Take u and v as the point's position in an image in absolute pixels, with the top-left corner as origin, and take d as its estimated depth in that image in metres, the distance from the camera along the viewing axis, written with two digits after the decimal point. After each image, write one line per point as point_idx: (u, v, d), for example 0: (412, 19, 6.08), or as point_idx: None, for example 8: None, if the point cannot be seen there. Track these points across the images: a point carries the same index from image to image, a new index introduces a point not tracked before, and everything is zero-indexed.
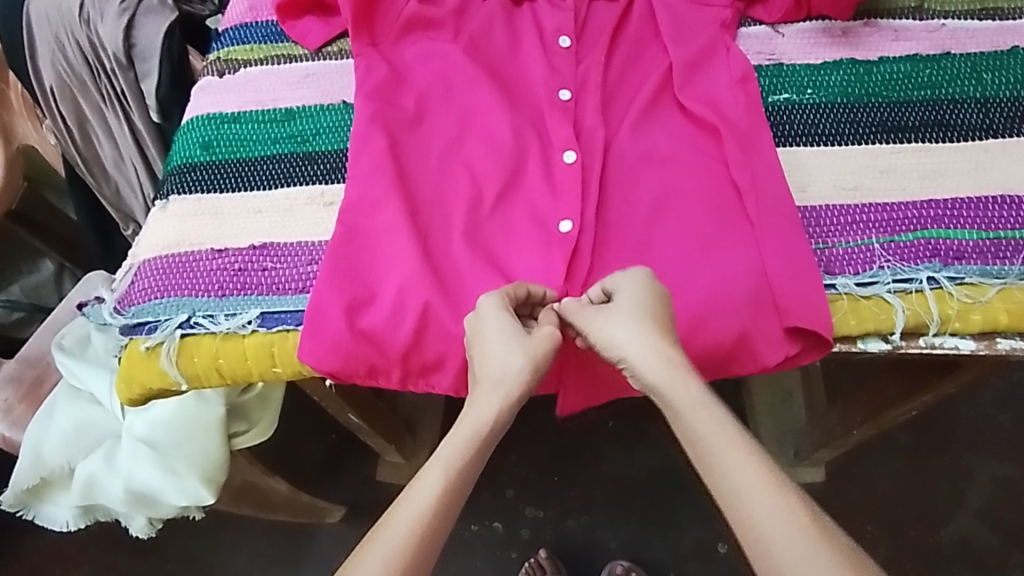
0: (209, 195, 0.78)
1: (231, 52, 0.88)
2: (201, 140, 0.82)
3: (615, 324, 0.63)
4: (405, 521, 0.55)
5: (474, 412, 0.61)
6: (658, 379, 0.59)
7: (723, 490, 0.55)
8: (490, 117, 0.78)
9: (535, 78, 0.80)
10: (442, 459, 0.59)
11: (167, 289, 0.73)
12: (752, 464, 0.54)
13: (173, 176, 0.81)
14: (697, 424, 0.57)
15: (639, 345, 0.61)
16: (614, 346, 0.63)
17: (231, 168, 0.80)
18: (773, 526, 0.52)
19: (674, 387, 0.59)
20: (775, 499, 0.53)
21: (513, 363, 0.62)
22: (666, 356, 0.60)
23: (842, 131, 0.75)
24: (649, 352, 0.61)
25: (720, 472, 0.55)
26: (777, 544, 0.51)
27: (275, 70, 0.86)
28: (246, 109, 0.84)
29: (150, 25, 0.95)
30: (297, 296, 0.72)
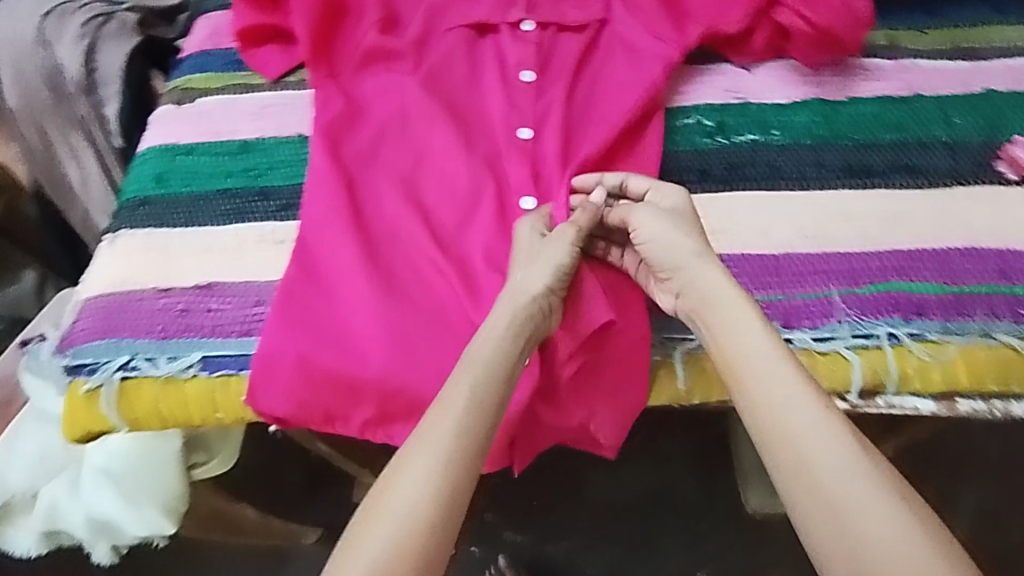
0: (158, 230, 0.77)
1: (189, 81, 0.87)
2: (154, 172, 0.80)
3: (701, 268, 0.64)
4: (427, 463, 0.56)
5: (475, 353, 0.62)
6: (710, 295, 0.63)
7: (771, 421, 0.57)
8: (447, 154, 0.76)
9: (493, 112, 0.78)
10: (453, 405, 0.59)
11: (109, 329, 0.71)
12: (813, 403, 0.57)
13: (124, 210, 0.79)
14: (757, 359, 0.60)
15: (706, 272, 0.64)
16: (665, 248, 0.66)
17: (183, 203, 0.78)
18: (818, 447, 0.55)
19: (734, 313, 0.62)
20: (832, 432, 0.56)
21: (538, 273, 0.66)
22: (731, 287, 0.64)
23: (807, 174, 0.73)
24: (710, 274, 0.64)
25: (781, 408, 0.57)
26: (823, 465, 0.54)
27: (234, 100, 0.85)
28: (200, 140, 0.82)
29: (112, 50, 0.94)
30: (241, 339, 0.70)
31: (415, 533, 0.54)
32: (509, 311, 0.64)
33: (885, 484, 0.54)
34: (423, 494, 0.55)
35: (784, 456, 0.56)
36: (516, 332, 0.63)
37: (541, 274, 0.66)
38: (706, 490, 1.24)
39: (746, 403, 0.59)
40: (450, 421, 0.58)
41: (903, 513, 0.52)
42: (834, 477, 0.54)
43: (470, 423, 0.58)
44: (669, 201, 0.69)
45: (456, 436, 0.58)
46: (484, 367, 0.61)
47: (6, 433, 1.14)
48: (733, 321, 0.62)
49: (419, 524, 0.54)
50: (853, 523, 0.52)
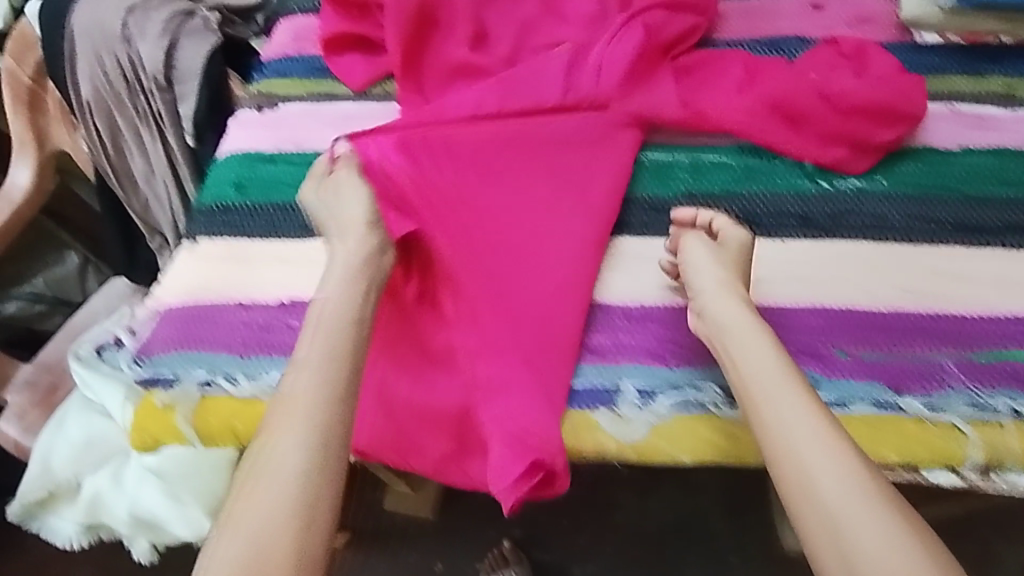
0: (238, 239, 0.75)
1: (272, 85, 0.86)
2: (234, 178, 0.79)
3: (723, 292, 0.63)
4: (289, 436, 0.56)
5: (329, 320, 0.61)
6: (730, 325, 0.61)
7: (780, 444, 0.54)
8: (536, 175, 0.72)
9: (580, 133, 0.74)
10: (304, 371, 0.59)
11: (188, 342, 0.70)
12: (813, 415, 0.55)
13: (203, 215, 0.78)
14: (766, 373, 0.57)
15: (728, 306, 0.62)
16: (702, 279, 0.64)
17: (263, 214, 0.77)
18: (820, 471, 0.52)
19: (751, 342, 0.59)
20: (830, 445, 0.53)
21: (353, 202, 0.68)
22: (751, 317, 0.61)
23: (915, 227, 0.70)
24: (728, 304, 0.62)
25: (783, 438, 0.54)
26: (823, 487, 0.52)
27: (316, 107, 0.83)
28: (282, 148, 0.81)
29: (191, 49, 0.92)
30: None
31: (284, 509, 0.53)
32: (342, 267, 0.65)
33: (871, 488, 0.52)
34: (295, 466, 0.55)
35: (791, 489, 0.53)
36: (364, 293, 0.63)
37: (351, 202, 0.68)
38: (743, 523, 1.13)
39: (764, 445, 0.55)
40: (299, 389, 0.57)
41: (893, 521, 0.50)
42: (833, 497, 0.51)
43: (329, 388, 0.58)
44: (731, 234, 0.67)
45: (310, 406, 0.57)
46: (331, 333, 0.60)
47: (54, 418, 1.14)
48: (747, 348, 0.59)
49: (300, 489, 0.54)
50: (846, 530, 0.50)
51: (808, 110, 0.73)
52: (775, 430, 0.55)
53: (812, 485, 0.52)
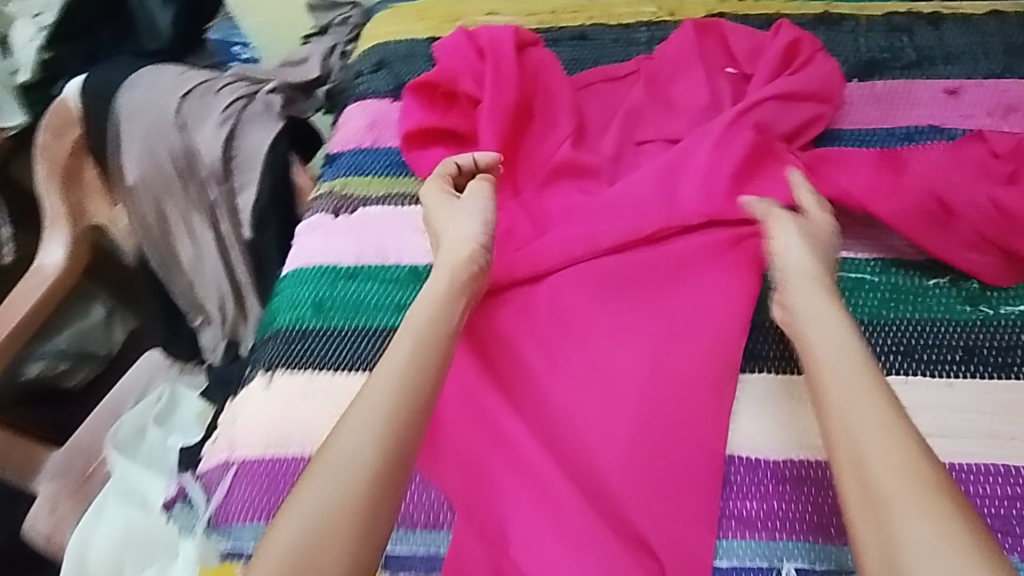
0: (322, 372, 0.67)
1: (348, 183, 0.77)
2: (312, 298, 0.71)
3: (799, 264, 0.60)
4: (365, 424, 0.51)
5: (416, 317, 0.58)
6: (806, 311, 0.57)
7: (839, 431, 0.50)
8: (658, 299, 0.65)
9: (704, 250, 0.66)
10: (390, 364, 0.55)
11: (268, 506, 0.61)
12: (882, 401, 0.50)
13: (277, 342, 0.70)
14: (840, 361, 0.53)
15: (806, 286, 0.58)
16: (788, 262, 0.60)
17: (347, 341, 0.68)
18: (879, 463, 0.47)
19: (818, 323, 0.55)
20: (884, 431, 0.49)
21: (468, 229, 0.64)
22: (830, 303, 0.57)
23: None
24: (808, 286, 0.58)
25: (844, 423, 0.50)
26: (883, 480, 0.47)
27: (399, 212, 0.75)
28: (364, 260, 0.73)
29: (255, 136, 0.85)
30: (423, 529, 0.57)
31: (344, 505, 0.48)
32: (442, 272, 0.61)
33: (940, 493, 0.46)
34: (367, 447, 0.50)
35: (849, 481, 0.48)
36: (456, 295, 0.60)
37: (470, 234, 0.63)
38: None
39: (827, 432, 0.51)
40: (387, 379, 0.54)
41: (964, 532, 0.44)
42: (894, 494, 0.46)
43: (413, 382, 0.54)
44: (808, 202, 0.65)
45: (391, 397, 0.53)
46: (422, 332, 0.57)
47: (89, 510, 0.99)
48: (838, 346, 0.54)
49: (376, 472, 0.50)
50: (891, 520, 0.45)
51: (971, 218, 0.66)
52: (838, 413, 0.51)
53: (871, 477, 0.47)
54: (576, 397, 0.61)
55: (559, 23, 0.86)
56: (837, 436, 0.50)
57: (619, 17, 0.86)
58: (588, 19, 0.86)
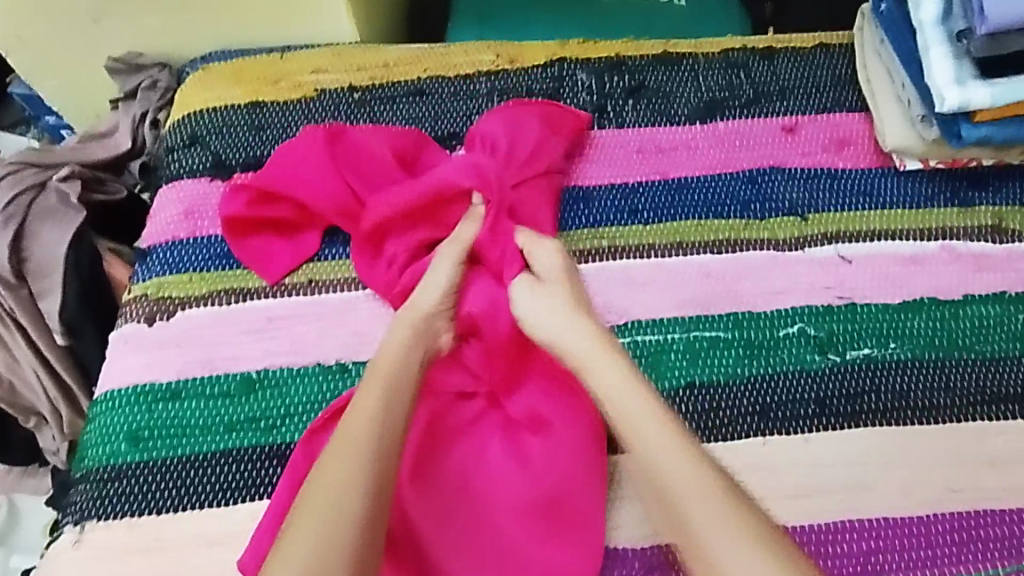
0: (144, 516, 0.59)
1: (163, 285, 0.68)
2: (128, 428, 0.62)
3: (548, 315, 0.62)
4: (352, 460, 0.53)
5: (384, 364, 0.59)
6: (579, 357, 0.60)
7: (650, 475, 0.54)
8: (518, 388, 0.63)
9: None
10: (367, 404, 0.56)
11: None
12: (676, 437, 0.55)
13: (90, 485, 0.60)
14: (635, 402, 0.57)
15: (572, 331, 0.61)
16: (544, 322, 0.62)
17: (171, 476, 0.60)
18: (695, 501, 0.52)
19: (601, 369, 0.59)
20: (693, 470, 0.53)
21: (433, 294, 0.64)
22: (596, 334, 0.61)
23: (936, 402, 0.64)
24: (575, 328, 0.61)
25: (652, 464, 0.54)
26: (694, 517, 0.51)
27: (226, 313, 0.67)
28: (187, 375, 0.64)
29: (48, 235, 0.73)
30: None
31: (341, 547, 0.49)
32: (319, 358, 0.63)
33: (744, 515, 0.51)
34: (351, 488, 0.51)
35: (672, 523, 0.53)
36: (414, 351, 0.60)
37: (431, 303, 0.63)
38: None
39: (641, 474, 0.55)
40: (367, 413, 0.55)
41: (769, 556, 0.49)
42: (705, 527, 0.51)
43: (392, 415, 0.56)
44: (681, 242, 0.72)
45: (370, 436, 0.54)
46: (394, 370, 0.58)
47: None
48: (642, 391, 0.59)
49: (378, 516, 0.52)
50: (693, 529, 0.51)
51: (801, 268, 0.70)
52: (647, 457, 0.54)
53: (683, 516, 0.52)
54: (436, 513, 0.58)
55: (393, 77, 0.80)
56: (652, 475, 0.54)
57: (458, 68, 0.81)
58: (424, 72, 0.81)
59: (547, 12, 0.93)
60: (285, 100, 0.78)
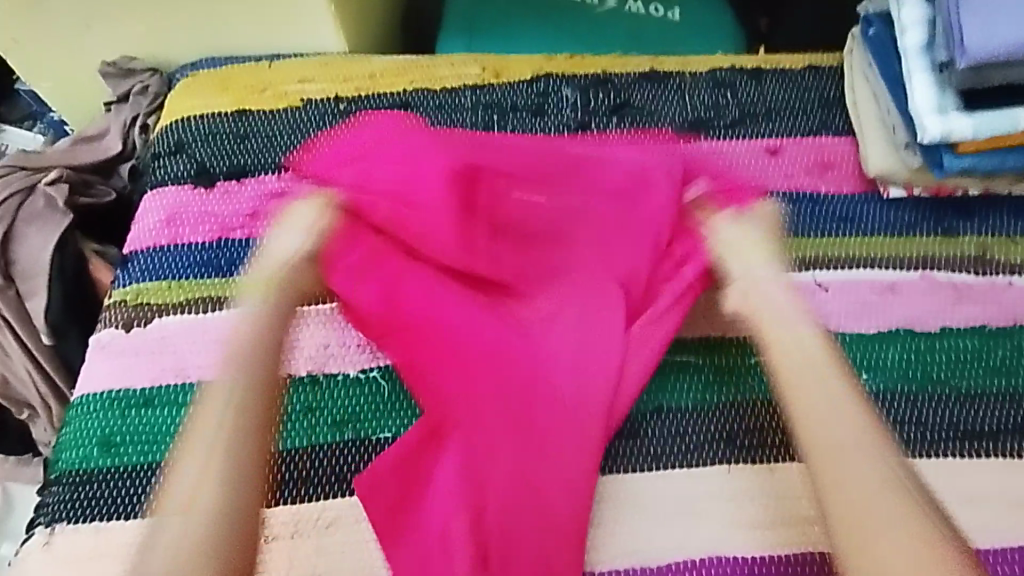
0: (109, 521, 0.60)
1: (141, 292, 0.69)
2: (100, 433, 0.63)
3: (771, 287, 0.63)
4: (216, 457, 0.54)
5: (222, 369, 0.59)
6: (787, 316, 0.61)
7: (822, 445, 0.54)
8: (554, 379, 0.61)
9: None
10: (212, 410, 0.57)
11: None
12: (854, 417, 0.55)
13: (61, 488, 0.61)
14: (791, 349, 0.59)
15: (792, 314, 0.61)
16: (750, 292, 0.63)
17: (138, 482, 0.61)
18: (856, 479, 0.52)
19: (799, 334, 0.59)
20: (868, 448, 0.53)
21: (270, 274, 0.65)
22: (794, 304, 0.62)
23: (907, 435, 0.63)
24: (771, 290, 0.62)
25: (828, 432, 0.54)
26: (869, 500, 0.51)
27: (201, 321, 0.68)
28: (160, 382, 0.65)
29: (35, 238, 0.75)
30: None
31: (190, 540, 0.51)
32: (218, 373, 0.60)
33: (913, 510, 0.51)
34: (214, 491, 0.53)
35: (831, 494, 0.53)
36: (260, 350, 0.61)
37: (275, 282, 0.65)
38: None
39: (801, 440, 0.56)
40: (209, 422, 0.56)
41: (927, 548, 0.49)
42: (870, 505, 0.51)
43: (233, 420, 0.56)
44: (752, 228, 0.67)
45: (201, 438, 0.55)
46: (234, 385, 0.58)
47: None
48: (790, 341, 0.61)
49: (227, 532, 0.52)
50: (846, 484, 0.52)
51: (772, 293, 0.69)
52: (825, 428, 0.55)
53: (841, 490, 0.52)
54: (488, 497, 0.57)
55: (378, 88, 0.81)
56: (816, 443, 0.54)
57: (443, 81, 0.81)
58: (409, 84, 0.81)
59: (537, 23, 0.93)
60: (271, 109, 0.79)
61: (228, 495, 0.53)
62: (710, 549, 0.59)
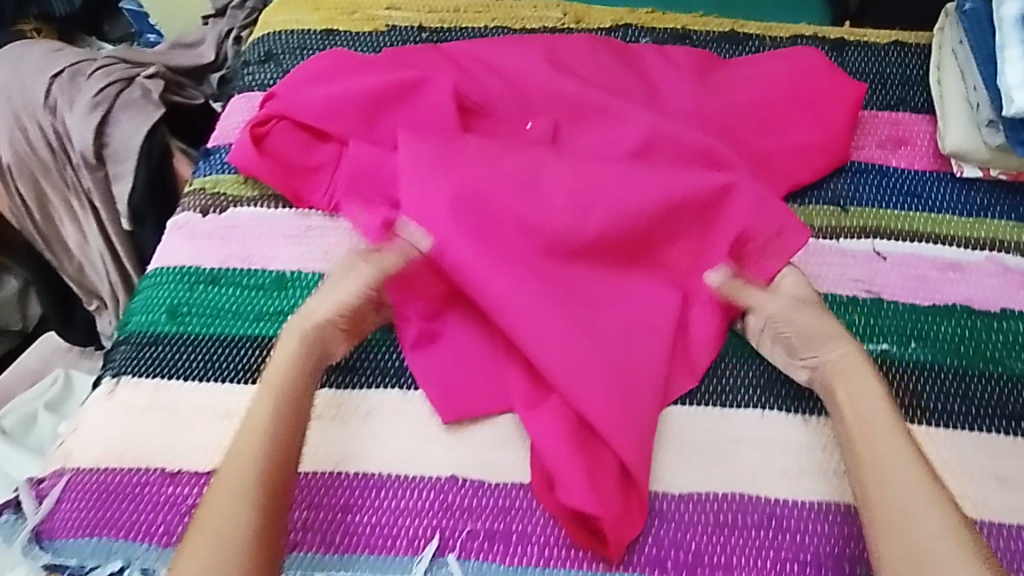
0: (169, 381, 0.64)
1: (219, 182, 0.74)
2: (168, 302, 0.67)
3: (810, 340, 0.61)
4: (238, 465, 0.54)
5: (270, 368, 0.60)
6: (852, 376, 0.58)
7: (893, 525, 0.51)
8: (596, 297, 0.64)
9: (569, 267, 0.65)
10: (250, 425, 0.56)
11: (96, 523, 0.57)
12: (938, 510, 0.51)
13: (127, 346, 0.66)
14: (858, 383, 0.58)
15: (855, 374, 0.58)
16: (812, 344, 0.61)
17: (199, 351, 0.65)
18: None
19: (871, 402, 0.57)
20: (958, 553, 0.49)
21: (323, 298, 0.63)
22: (861, 363, 0.59)
23: (951, 407, 0.62)
24: (839, 347, 0.60)
25: (900, 517, 0.51)
26: None
27: (269, 215, 0.72)
28: (228, 265, 0.69)
29: (127, 123, 0.80)
30: (338, 557, 0.56)
31: (225, 557, 0.50)
32: (296, 332, 0.61)
33: None
34: (237, 511, 0.52)
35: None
36: (304, 350, 0.60)
37: (336, 302, 0.62)
38: None
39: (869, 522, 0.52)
40: (248, 433, 0.56)
41: None
42: None
43: (277, 428, 0.56)
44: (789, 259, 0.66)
45: (250, 452, 0.55)
46: (273, 382, 0.59)
47: None
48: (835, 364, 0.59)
49: (253, 488, 0.53)
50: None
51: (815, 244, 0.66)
52: (898, 509, 0.51)
53: None
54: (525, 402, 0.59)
55: (461, 22, 0.83)
56: (890, 526, 0.51)
57: (524, 21, 0.83)
58: (491, 21, 0.83)
59: None
60: (358, 31, 0.82)
61: (250, 517, 0.52)
62: (732, 485, 0.59)
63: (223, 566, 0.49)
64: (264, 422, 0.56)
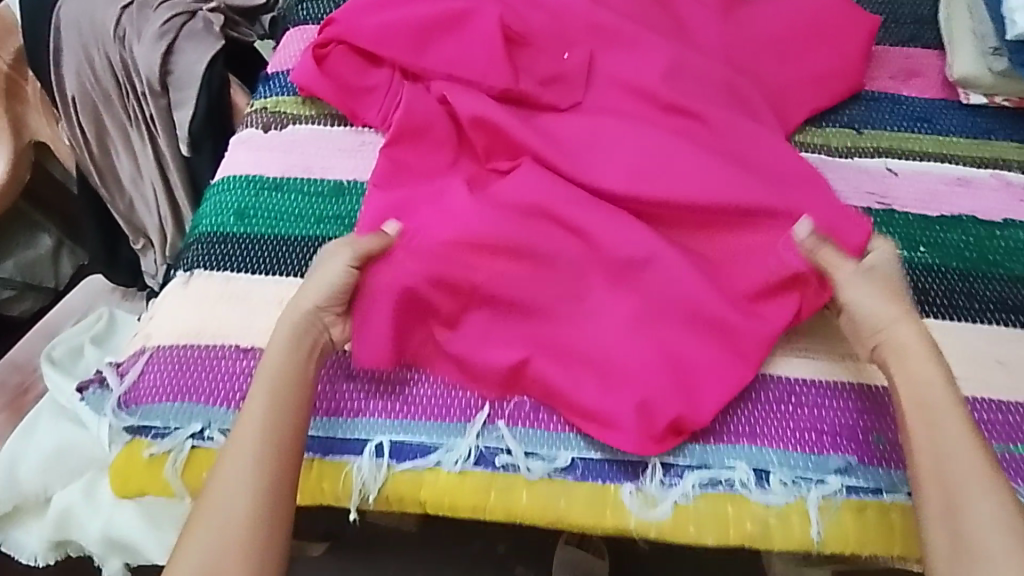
0: (239, 273, 0.70)
1: (280, 103, 0.80)
2: (235, 206, 0.73)
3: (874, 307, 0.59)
4: (245, 456, 0.54)
5: (267, 361, 0.58)
6: (915, 352, 0.57)
7: (947, 501, 0.51)
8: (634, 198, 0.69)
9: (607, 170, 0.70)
10: (251, 421, 0.55)
11: (178, 390, 0.63)
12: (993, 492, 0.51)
13: (198, 244, 0.72)
14: (928, 362, 0.56)
15: (921, 351, 0.57)
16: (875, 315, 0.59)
17: (265, 248, 0.71)
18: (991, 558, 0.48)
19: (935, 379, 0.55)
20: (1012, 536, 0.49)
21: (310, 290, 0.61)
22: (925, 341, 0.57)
23: (956, 302, 0.67)
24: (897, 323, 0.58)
25: (953, 493, 0.51)
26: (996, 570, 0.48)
27: (326, 132, 0.78)
28: (289, 174, 0.75)
29: (191, 52, 0.87)
30: (398, 423, 0.63)
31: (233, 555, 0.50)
32: (286, 327, 0.60)
33: None
34: (242, 504, 0.52)
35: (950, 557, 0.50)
36: (295, 344, 0.59)
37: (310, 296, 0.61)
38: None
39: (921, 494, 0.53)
40: (249, 430, 0.55)
41: None
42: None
43: (277, 426, 0.55)
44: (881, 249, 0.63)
45: (261, 452, 0.54)
46: (275, 377, 0.57)
47: (24, 420, 0.96)
48: (901, 347, 0.57)
49: (259, 484, 0.53)
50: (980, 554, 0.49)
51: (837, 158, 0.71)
52: (952, 486, 0.51)
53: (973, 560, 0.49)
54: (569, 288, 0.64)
55: None
56: (945, 502, 0.51)
57: None
58: None
59: None
60: None
61: (258, 512, 0.52)
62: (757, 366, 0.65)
63: (225, 559, 0.50)
64: (262, 419, 0.55)
